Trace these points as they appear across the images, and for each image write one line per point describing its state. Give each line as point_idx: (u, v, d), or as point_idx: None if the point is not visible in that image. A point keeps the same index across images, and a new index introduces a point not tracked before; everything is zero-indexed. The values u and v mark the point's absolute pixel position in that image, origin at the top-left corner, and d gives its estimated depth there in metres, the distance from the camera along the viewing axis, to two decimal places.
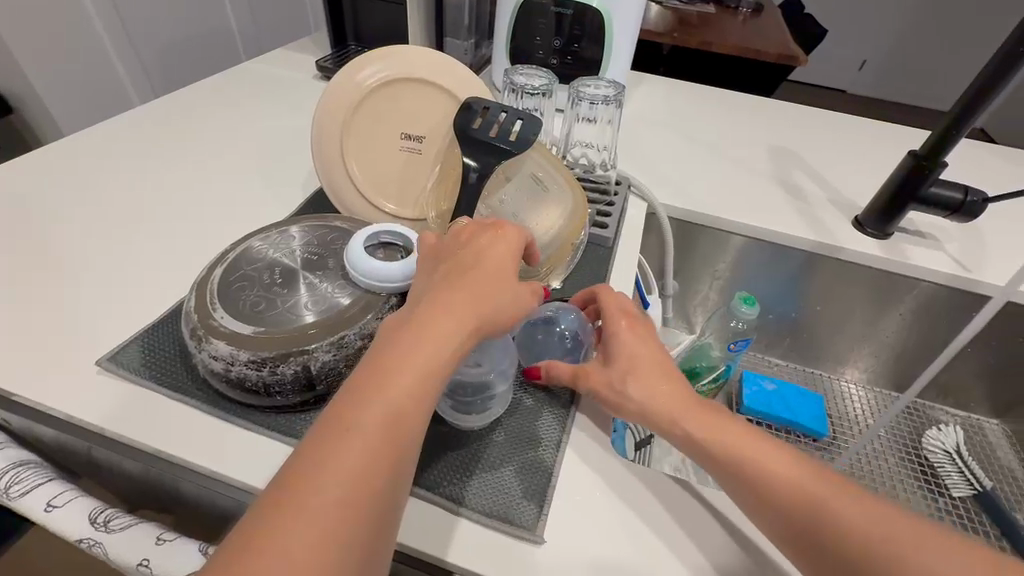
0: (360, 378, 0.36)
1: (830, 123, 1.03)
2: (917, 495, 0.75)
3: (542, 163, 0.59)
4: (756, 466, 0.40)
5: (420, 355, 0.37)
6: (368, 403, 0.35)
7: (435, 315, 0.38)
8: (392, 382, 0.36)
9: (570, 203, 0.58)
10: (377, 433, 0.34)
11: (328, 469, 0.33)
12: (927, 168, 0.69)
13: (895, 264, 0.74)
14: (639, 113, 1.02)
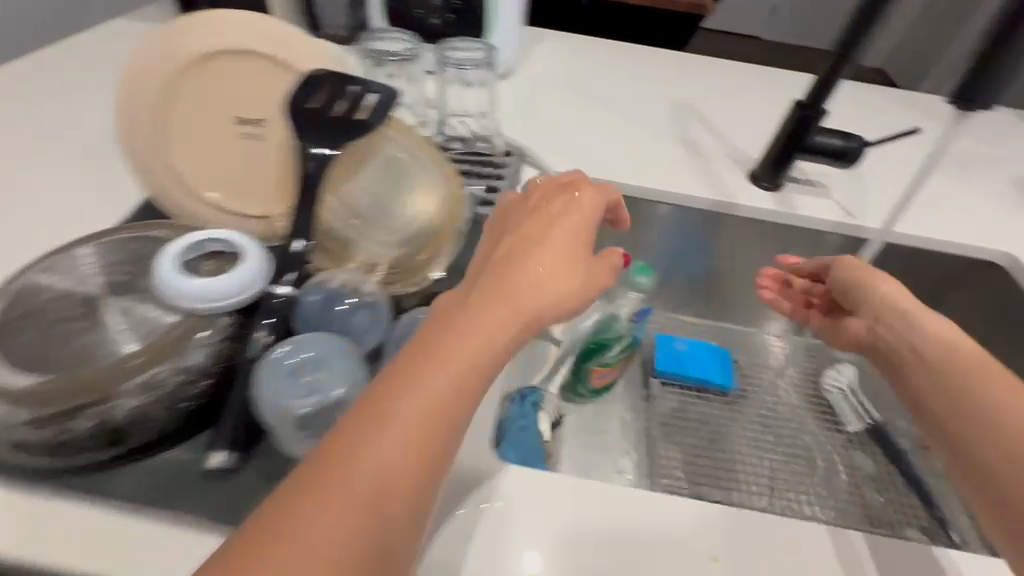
0: (418, 354, 0.33)
1: (730, 74, 1.02)
2: (819, 433, 0.79)
3: (403, 142, 0.55)
4: (950, 378, 0.47)
5: (476, 340, 0.34)
6: (418, 388, 0.32)
7: (497, 297, 0.36)
8: (447, 362, 0.33)
9: (435, 184, 0.54)
10: (424, 419, 0.31)
11: (367, 459, 0.29)
12: (812, 116, 0.69)
13: (786, 216, 0.75)
14: (538, 73, 0.96)
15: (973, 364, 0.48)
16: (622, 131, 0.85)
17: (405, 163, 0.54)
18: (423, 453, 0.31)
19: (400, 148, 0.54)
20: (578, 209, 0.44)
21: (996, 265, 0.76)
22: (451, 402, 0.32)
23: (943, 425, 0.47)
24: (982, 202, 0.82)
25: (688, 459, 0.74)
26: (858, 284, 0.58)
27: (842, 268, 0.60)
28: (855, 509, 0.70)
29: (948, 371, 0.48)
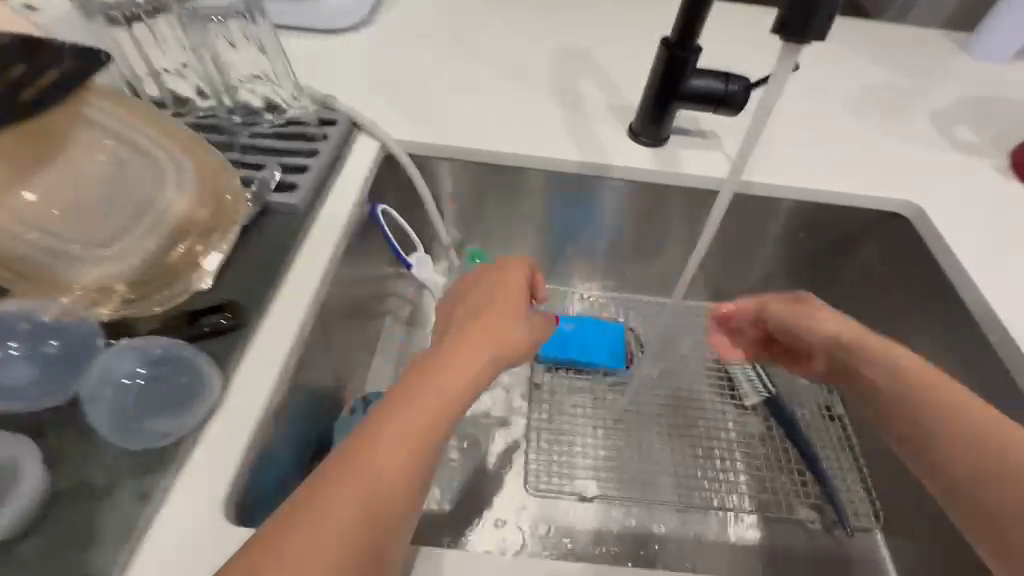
0: (379, 418, 0.36)
1: (629, 13, 0.89)
2: (714, 411, 0.72)
3: (102, 122, 0.43)
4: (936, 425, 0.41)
5: (429, 402, 0.37)
6: (384, 444, 0.35)
7: (443, 364, 0.40)
8: (409, 419, 0.36)
9: (162, 167, 0.44)
10: (390, 473, 0.34)
11: (345, 512, 0.32)
12: (682, 57, 0.58)
13: (669, 176, 0.66)
14: (401, 23, 0.82)
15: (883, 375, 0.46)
16: (491, 87, 0.74)
17: (124, 145, 0.43)
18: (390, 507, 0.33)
19: (108, 127, 0.43)
20: (515, 291, 0.47)
21: (901, 217, 0.68)
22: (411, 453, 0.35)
23: (919, 438, 0.42)
24: (893, 146, 0.73)
25: (569, 459, 0.67)
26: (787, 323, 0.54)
27: (787, 308, 0.55)
28: (747, 494, 0.66)
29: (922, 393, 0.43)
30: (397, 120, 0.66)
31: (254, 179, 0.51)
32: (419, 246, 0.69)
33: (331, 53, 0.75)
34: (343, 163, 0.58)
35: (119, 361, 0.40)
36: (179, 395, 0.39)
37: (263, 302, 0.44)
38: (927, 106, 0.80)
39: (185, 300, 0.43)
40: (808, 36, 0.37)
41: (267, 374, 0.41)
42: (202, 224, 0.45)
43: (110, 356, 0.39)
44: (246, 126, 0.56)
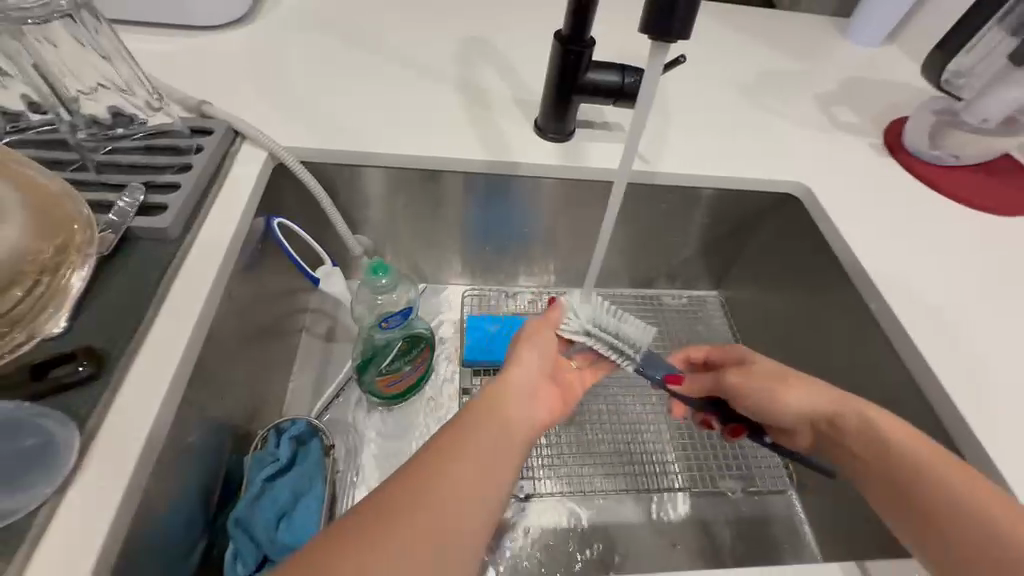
0: (444, 444, 0.37)
1: (532, 3, 0.88)
2: (645, 398, 0.74)
3: None
4: (925, 488, 0.39)
5: (495, 438, 0.39)
6: (455, 467, 0.36)
7: (505, 398, 0.41)
8: (475, 447, 0.37)
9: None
10: (461, 493, 0.35)
11: (413, 535, 0.33)
12: (576, 51, 0.58)
13: (576, 170, 0.65)
14: (289, 16, 0.77)
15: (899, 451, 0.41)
16: (390, 85, 0.70)
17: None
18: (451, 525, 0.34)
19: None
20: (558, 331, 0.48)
21: (791, 196, 0.71)
22: (486, 480, 0.36)
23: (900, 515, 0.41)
24: (783, 129, 0.77)
25: (522, 469, 0.66)
26: (797, 400, 0.47)
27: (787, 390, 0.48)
28: (678, 473, 0.69)
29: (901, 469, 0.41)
30: (285, 124, 0.62)
31: (113, 202, 0.45)
32: (327, 257, 0.64)
33: (208, 51, 0.68)
34: (225, 177, 0.52)
35: None
36: (18, 464, 0.33)
37: (131, 340, 0.40)
38: (812, 89, 0.85)
39: (24, 353, 0.37)
40: (670, 36, 0.38)
41: (133, 422, 0.36)
42: (59, 261, 0.38)
43: None
44: (99, 141, 0.49)
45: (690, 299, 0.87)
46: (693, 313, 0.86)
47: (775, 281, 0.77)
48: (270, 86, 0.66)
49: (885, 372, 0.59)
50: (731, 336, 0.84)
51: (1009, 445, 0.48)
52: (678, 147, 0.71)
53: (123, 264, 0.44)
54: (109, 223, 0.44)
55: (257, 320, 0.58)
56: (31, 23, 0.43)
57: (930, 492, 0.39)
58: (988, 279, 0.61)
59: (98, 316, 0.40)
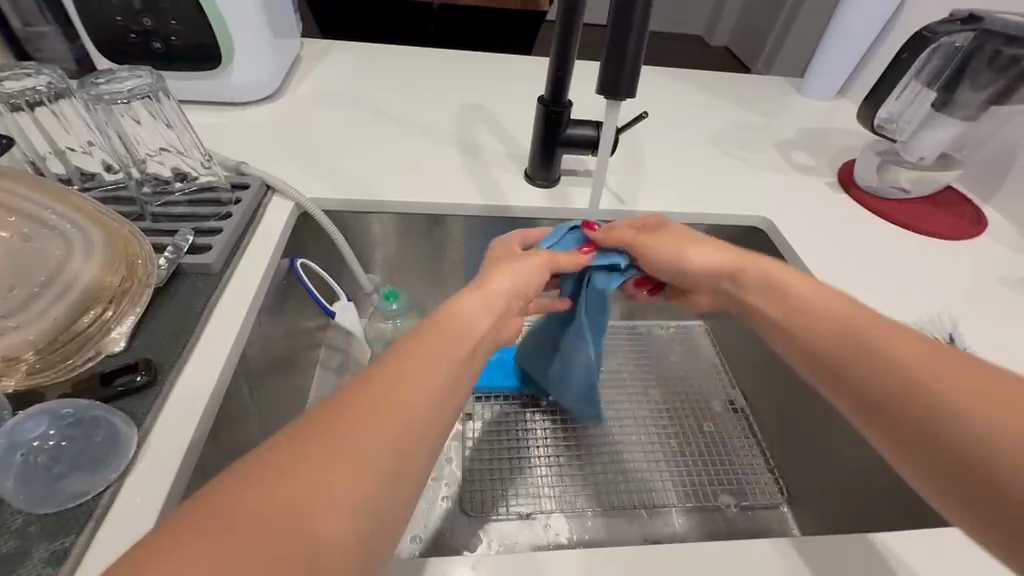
0: (351, 398, 0.33)
1: (521, 75, 1.02)
2: (639, 422, 0.78)
3: (38, 200, 0.47)
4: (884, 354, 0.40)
5: (428, 367, 0.36)
6: (425, 365, 0.36)
7: (445, 327, 0.40)
8: (442, 358, 0.38)
9: (93, 242, 0.47)
10: (418, 385, 0.35)
11: (381, 425, 0.32)
12: (558, 111, 0.69)
13: (561, 210, 0.74)
14: (311, 94, 0.89)
15: (836, 328, 0.44)
16: (400, 145, 0.81)
17: (27, 218, 0.46)
18: (397, 451, 0.32)
19: (17, 207, 0.46)
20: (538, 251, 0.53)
21: (759, 229, 0.80)
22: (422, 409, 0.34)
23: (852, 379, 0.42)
24: (746, 172, 0.86)
25: (521, 491, 0.70)
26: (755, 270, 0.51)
27: (673, 230, 0.57)
28: (673, 489, 0.72)
29: (860, 367, 0.41)
30: (308, 180, 0.71)
31: (166, 245, 0.53)
32: (342, 293, 0.71)
33: (241, 123, 0.80)
34: (257, 224, 0.61)
35: (27, 444, 0.38)
36: (88, 455, 0.38)
37: (180, 356, 0.46)
38: (771, 138, 0.95)
39: (90, 366, 0.43)
40: (620, 93, 0.48)
41: (183, 424, 0.42)
42: (126, 288, 0.46)
43: (14, 428, 0.38)
44: (157, 196, 0.59)
45: (678, 330, 0.92)
46: (680, 343, 0.90)
47: None
48: (296, 150, 0.76)
49: None
50: (717, 361, 0.89)
51: None
52: (652, 189, 0.81)
53: (171, 294, 0.51)
54: (165, 261, 0.52)
55: (281, 348, 0.65)
56: (118, 102, 0.54)
57: (887, 374, 0.39)
58: (936, 294, 0.68)
59: (152, 338, 0.47)
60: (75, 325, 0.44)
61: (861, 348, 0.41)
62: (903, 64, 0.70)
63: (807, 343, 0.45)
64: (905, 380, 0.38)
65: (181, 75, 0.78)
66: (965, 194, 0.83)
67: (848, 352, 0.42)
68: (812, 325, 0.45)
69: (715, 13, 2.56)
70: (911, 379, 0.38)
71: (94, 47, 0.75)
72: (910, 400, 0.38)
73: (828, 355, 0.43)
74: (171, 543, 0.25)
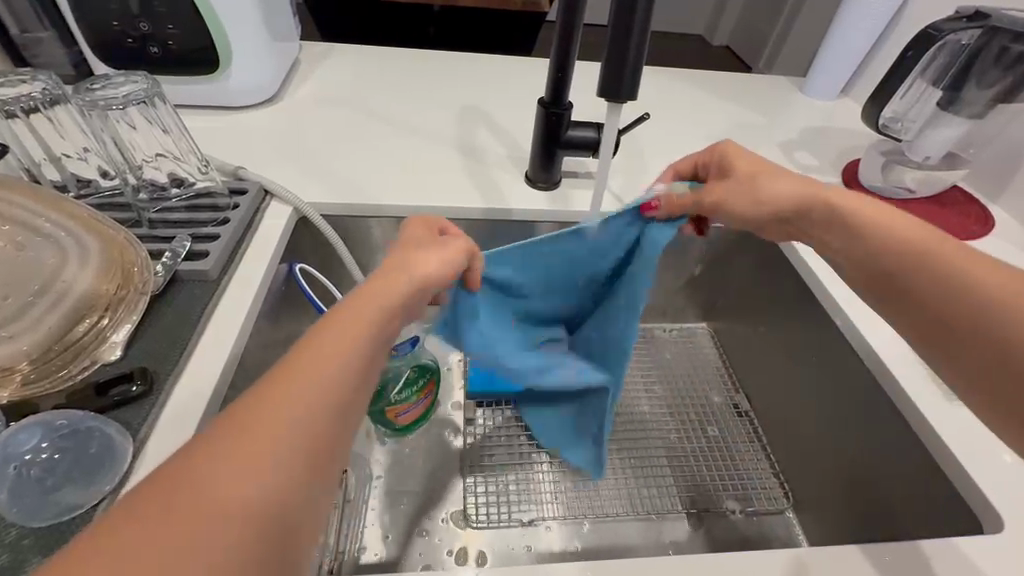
0: (244, 403, 0.30)
1: (521, 77, 1.01)
2: (643, 426, 0.77)
3: (33, 210, 0.47)
4: (941, 267, 0.41)
5: (330, 354, 0.32)
6: (317, 352, 0.32)
7: (353, 307, 0.36)
8: (327, 343, 0.33)
9: (88, 249, 0.46)
10: (317, 377, 0.31)
11: (272, 429, 0.29)
12: (558, 113, 0.68)
13: (562, 213, 0.73)
14: (310, 96, 0.89)
15: (896, 242, 0.44)
16: (399, 148, 0.80)
17: (22, 227, 0.46)
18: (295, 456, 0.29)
19: (12, 215, 0.46)
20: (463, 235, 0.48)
21: None
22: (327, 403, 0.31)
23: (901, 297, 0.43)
24: None
25: (523, 497, 0.69)
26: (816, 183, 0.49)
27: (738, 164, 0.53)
28: (676, 495, 0.71)
29: (920, 286, 0.42)
30: (308, 185, 0.71)
31: (163, 251, 0.53)
32: (342, 298, 0.70)
33: (239, 127, 0.79)
34: (256, 229, 0.60)
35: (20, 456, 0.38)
36: (81, 468, 0.38)
37: (176, 364, 0.45)
38: (774, 138, 0.95)
39: (86, 375, 0.42)
40: (622, 96, 0.47)
41: (179, 434, 0.41)
42: (122, 295, 0.46)
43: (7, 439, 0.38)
44: (154, 202, 0.58)
45: (681, 332, 0.91)
46: (683, 346, 0.89)
47: (756, 311, 0.82)
48: (294, 153, 0.76)
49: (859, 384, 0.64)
50: (720, 364, 0.88)
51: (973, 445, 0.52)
52: None
53: (167, 302, 0.50)
54: (162, 268, 0.51)
55: (281, 353, 0.65)
56: (114, 109, 0.53)
57: (948, 289, 0.40)
58: None
59: (149, 346, 0.46)
60: (69, 334, 0.43)
61: (919, 264, 0.42)
62: (908, 63, 0.69)
63: (861, 259, 0.46)
64: (958, 294, 0.40)
65: (178, 80, 0.77)
66: (972, 193, 0.82)
67: (898, 274, 0.43)
68: (869, 240, 0.45)
69: (716, 12, 2.55)
70: (965, 303, 0.39)
71: (91, 51, 0.75)
72: (957, 332, 0.40)
73: (882, 274, 0.44)
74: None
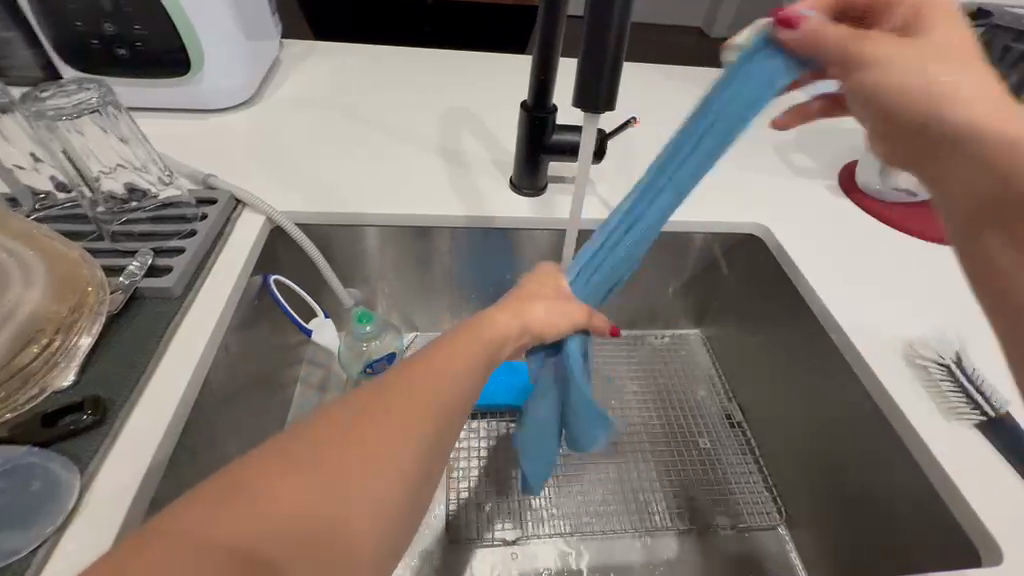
0: (344, 418, 0.32)
1: (510, 76, 0.98)
2: (634, 438, 0.75)
3: None
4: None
5: (419, 401, 0.34)
6: (411, 394, 0.35)
7: (452, 358, 0.38)
8: (421, 383, 0.36)
9: (37, 266, 0.43)
10: (397, 424, 0.33)
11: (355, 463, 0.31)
12: (542, 117, 0.65)
13: (547, 219, 0.71)
14: (290, 99, 0.86)
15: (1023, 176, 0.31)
16: (380, 153, 0.77)
17: None
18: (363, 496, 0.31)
19: None
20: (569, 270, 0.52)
21: (755, 237, 0.76)
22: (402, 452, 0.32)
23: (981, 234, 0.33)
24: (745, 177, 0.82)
25: (512, 514, 0.67)
26: (941, 70, 0.35)
27: (932, 35, 0.36)
28: (668, 513, 0.69)
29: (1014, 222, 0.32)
30: (283, 193, 0.68)
31: (125, 266, 0.50)
32: (319, 310, 0.68)
33: (213, 132, 0.76)
34: (226, 240, 0.57)
35: None
36: (22, 507, 0.36)
37: (132, 390, 0.43)
38: (770, 139, 0.92)
39: (34, 404, 0.40)
40: (598, 107, 0.44)
41: (130, 468, 0.39)
42: (75, 316, 0.43)
43: None
44: (115, 213, 0.56)
45: (673, 337, 0.89)
46: (676, 354, 0.87)
47: (750, 319, 0.80)
48: (271, 159, 0.73)
49: (854, 401, 0.61)
50: (714, 373, 0.85)
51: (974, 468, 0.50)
52: None
53: (125, 322, 0.48)
54: (121, 285, 0.49)
55: (257, 370, 0.62)
56: (64, 118, 0.51)
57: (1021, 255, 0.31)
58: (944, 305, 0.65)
59: (103, 371, 0.44)
60: (16, 359, 0.40)
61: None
62: None
63: (940, 195, 0.35)
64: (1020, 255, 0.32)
65: (148, 82, 0.74)
66: None
67: (991, 204, 0.33)
68: (959, 151, 0.34)
69: (716, 5, 2.50)
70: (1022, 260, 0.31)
71: (57, 54, 0.72)
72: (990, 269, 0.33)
73: (982, 209, 0.33)
74: (127, 561, 0.26)
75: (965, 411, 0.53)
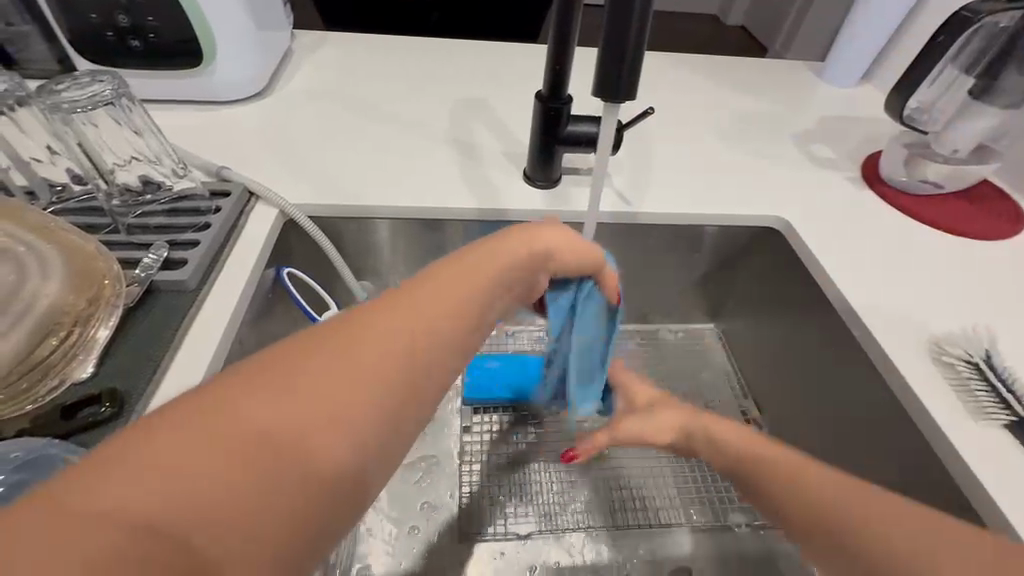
0: (325, 343, 0.28)
1: (522, 66, 0.96)
2: None
3: None
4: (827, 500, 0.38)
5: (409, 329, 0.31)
6: (401, 320, 0.31)
7: (441, 285, 0.34)
8: (410, 310, 0.32)
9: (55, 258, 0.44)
10: (389, 350, 0.29)
11: (342, 388, 0.27)
12: (557, 107, 0.64)
13: (561, 212, 0.70)
14: (302, 90, 0.85)
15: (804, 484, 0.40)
16: (392, 144, 0.77)
17: None
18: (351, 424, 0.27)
19: None
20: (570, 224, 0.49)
21: (774, 230, 0.74)
22: (395, 379, 0.29)
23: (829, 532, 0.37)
24: (764, 169, 0.80)
25: (522, 508, 0.67)
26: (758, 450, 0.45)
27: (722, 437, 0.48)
28: (680, 508, 0.69)
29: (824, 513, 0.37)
30: (295, 185, 0.68)
31: (140, 259, 0.51)
32: (331, 302, 0.67)
33: (226, 123, 0.76)
34: (241, 232, 0.57)
35: None
36: None
37: (148, 383, 0.43)
38: (790, 129, 0.89)
39: (54, 395, 0.41)
40: (620, 94, 0.43)
41: None
42: (91, 308, 0.43)
43: None
44: (129, 206, 0.56)
45: (688, 333, 0.88)
46: (689, 349, 0.86)
47: (767, 312, 0.79)
48: (284, 151, 0.73)
49: (875, 398, 0.60)
50: (730, 368, 0.84)
51: (1002, 469, 0.48)
52: (659, 188, 0.76)
53: (142, 315, 0.48)
54: (137, 278, 0.49)
55: None
56: (78, 111, 0.51)
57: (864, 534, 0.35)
58: (971, 301, 0.63)
59: (119, 364, 0.44)
60: (36, 352, 0.41)
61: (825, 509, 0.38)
62: (937, 49, 0.63)
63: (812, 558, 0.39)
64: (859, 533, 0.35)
65: (161, 74, 0.74)
66: (1003, 189, 0.77)
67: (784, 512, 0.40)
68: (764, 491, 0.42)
69: None
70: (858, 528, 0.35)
71: (71, 46, 0.72)
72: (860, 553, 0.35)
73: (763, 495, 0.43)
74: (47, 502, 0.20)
75: (994, 411, 0.52)
